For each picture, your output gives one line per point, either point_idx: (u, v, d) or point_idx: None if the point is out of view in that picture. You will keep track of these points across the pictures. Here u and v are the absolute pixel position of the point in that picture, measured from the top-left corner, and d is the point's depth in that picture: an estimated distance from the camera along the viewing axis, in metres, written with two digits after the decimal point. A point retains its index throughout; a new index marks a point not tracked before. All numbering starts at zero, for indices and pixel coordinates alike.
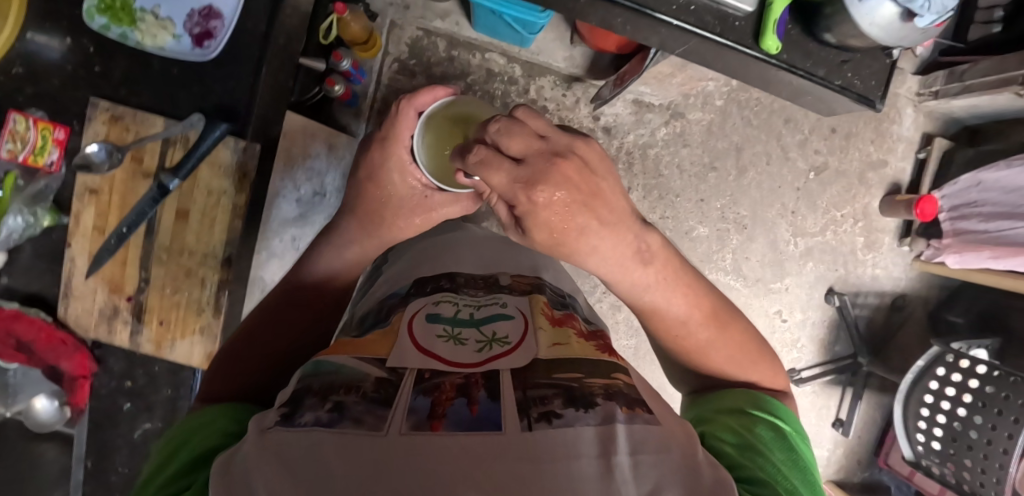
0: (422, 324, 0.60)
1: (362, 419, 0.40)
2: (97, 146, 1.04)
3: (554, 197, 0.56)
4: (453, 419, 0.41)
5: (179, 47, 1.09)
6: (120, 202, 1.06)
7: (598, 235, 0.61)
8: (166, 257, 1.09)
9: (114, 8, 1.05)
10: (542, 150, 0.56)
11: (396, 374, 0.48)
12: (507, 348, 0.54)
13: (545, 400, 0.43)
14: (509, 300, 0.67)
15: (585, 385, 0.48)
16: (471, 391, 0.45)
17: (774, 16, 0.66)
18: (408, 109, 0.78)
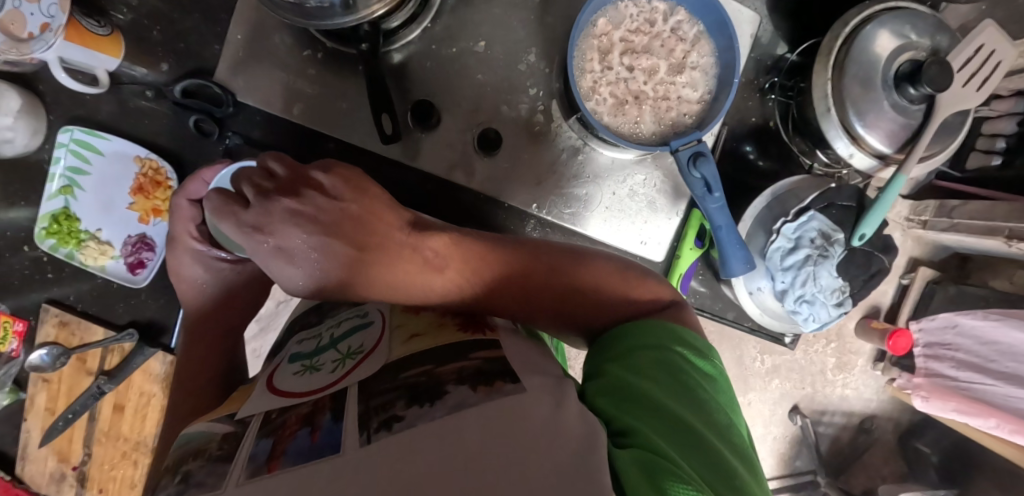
0: (283, 370, 0.53)
1: (204, 481, 0.36)
2: (40, 352, 0.71)
3: (298, 236, 0.50)
4: (291, 454, 0.36)
5: (122, 274, 0.70)
6: (69, 394, 0.74)
7: (374, 264, 0.51)
8: (104, 441, 0.75)
9: (58, 228, 0.68)
10: (276, 193, 0.51)
11: (242, 424, 0.44)
12: (359, 360, 0.47)
13: (387, 406, 0.38)
14: (371, 306, 0.56)
15: (435, 376, 0.41)
16: (314, 418, 0.40)
17: (680, 271, 0.68)
18: (178, 199, 0.61)
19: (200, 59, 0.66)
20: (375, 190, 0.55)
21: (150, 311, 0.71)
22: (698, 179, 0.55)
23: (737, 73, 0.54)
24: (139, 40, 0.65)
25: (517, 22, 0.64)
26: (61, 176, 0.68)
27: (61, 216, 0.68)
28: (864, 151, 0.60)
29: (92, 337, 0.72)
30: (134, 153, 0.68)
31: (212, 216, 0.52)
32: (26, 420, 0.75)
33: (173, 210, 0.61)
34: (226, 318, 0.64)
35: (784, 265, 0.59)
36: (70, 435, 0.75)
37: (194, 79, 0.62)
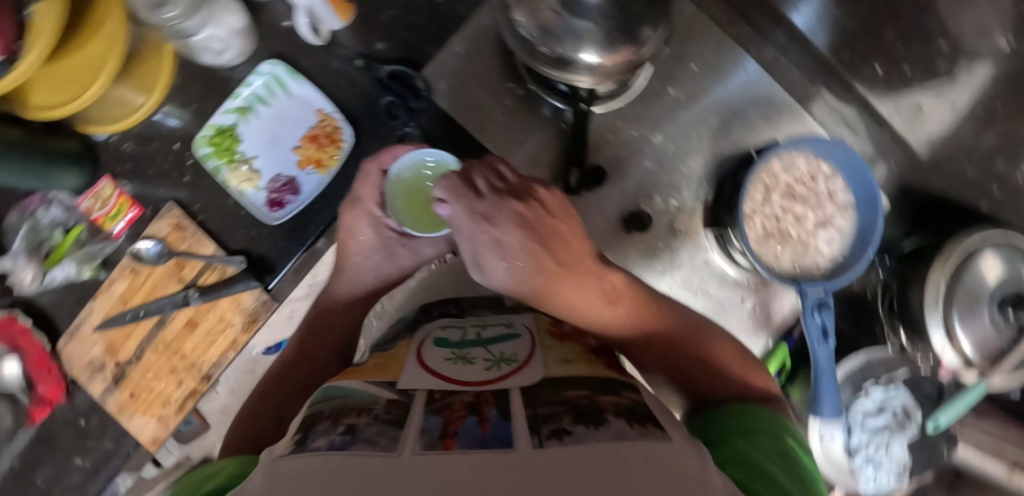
0: (431, 349, 0.56)
1: (374, 440, 0.39)
2: (150, 244, 0.74)
3: (512, 238, 0.51)
4: (462, 438, 0.38)
5: (257, 205, 0.73)
6: (150, 292, 0.75)
7: (564, 285, 0.51)
8: (161, 349, 0.75)
9: (220, 141, 0.73)
10: (505, 190, 0.54)
11: (409, 395, 0.46)
12: (517, 366, 0.49)
13: (555, 417, 0.40)
14: (516, 320, 0.60)
15: (597, 402, 0.42)
16: (482, 409, 0.42)
17: None
18: (371, 167, 0.68)
19: (408, 54, 0.74)
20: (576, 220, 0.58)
21: (261, 246, 0.75)
22: (817, 324, 0.61)
23: (877, 240, 0.61)
24: (370, 24, 0.73)
25: (687, 130, 0.73)
26: (245, 98, 0.73)
27: (228, 133, 0.73)
28: (955, 351, 0.66)
29: (200, 250, 0.74)
30: (318, 107, 0.73)
31: (444, 190, 0.55)
32: (96, 300, 0.76)
33: (363, 174, 0.68)
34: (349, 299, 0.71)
35: (865, 426, 0.71)
36: (129, 331, 0.76)
37: (408, 72, 0.70)
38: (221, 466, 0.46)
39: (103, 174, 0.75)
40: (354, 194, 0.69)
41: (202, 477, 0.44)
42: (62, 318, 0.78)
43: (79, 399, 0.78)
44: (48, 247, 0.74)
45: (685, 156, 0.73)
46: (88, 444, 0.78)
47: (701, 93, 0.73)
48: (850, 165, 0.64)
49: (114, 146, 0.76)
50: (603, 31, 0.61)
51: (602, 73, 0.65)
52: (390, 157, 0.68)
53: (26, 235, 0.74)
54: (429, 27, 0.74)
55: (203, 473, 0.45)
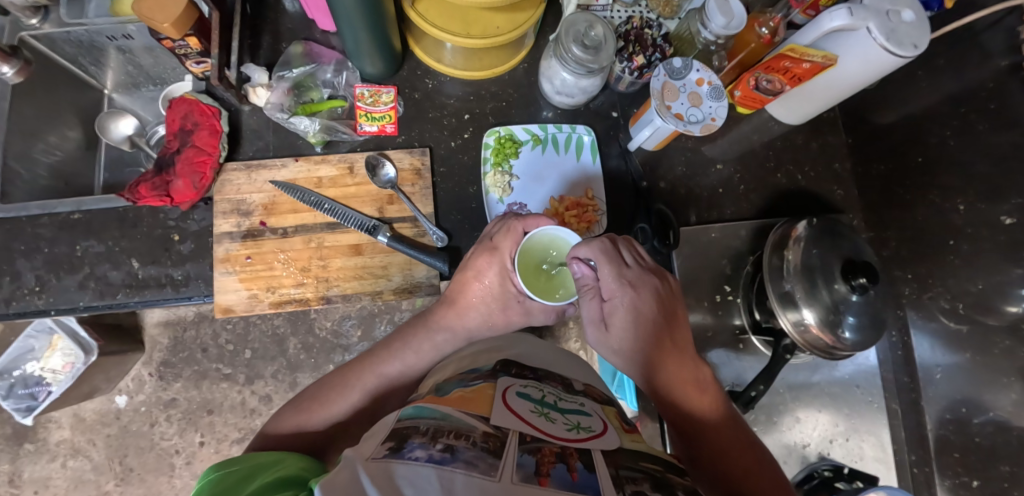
0: (515, 398, 0.51)
1: (474, 462, 0.38)
2: (390, 171, 0.75)
3: (647, 309, 0.58)
4: (559, 482, 0.38)
5: (493, 211, 0.77)
6: (348, 197, 0.75)
7: (664, 354, 0.58)
8: (313, 244, 0.73)
9: (503, 144, 0.79)
10: (646, 269, 0.61)
11: (501, 431, 0.43)
12: (596, 435, 0.48)
13: (636, 481, 0.41)
14: (589, 403, 0.56)
15: (668, 479, 0.44)
16: (567, 458, 0.42)
17: None
18: (516, 225, 0.67)
19: (671, 206, 0.85)
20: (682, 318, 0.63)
21: (462, 238, 0.77)
22: None
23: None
24: (663, 166, 0.85)
25: (808, 417, 0.81)
26: (543, 133, 0.81)
27: (514, 144, 0.79)
28: None
29: (417, 202, 0.76)
30: (590, 187, 0.81)
31: (595, 249, 0.59)
32: (300, 162, 0.74)
33: (507, 228, 0.67)
34: (427, 337, 0.70)
35: None
36: (299, 209, 0.73)
37: (672, 220, 0.77)
38: (278, 457, 0.52)
39: (392, 84, 0.79)
40: (494, 242, 0.69)
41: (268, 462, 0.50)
42: (249, 146, 0.75)
43: (193, 219, 0.73)
44: (304, 98, 0.76)
45: (794, 434, 0.80)
46: (161, 259, 0.72)
47: (838, 398, 0.81)
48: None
49: (419, 74, 0.81)
50: (832, 311, 0.72)
51: (803, 334, 0.74)
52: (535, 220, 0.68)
53: (300, 74, 0.76)
54: (698, 201, 0.85)
55: (265, 459, 0.50)
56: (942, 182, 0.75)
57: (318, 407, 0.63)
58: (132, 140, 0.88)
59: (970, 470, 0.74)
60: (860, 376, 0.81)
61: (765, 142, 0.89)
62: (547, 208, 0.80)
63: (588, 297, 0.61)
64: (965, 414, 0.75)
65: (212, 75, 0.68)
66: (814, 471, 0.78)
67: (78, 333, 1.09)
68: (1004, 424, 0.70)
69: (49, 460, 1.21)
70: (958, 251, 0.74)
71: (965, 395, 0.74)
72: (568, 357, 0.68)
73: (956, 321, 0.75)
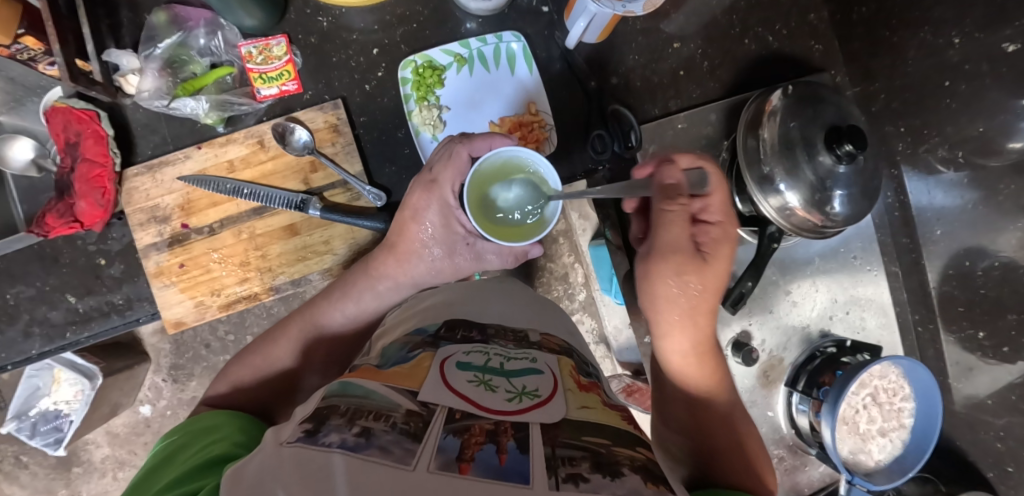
0: (453, 367, 0.49)
1: (388, 449, 0.36)
2: (302, 133, 0.67)
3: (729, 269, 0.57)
4: (482, 466, 0.35)
5: (428, 152, 0.69)
6: (266, 175, 0.67)
7: (703, 317, 0.55)
8: (244, 235, 0.67)
9: (422, 74, 0.69)
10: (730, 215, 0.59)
11: (428, 410, 0.41)
12: (540, 402, 0.45)
13: (574, 461, 0.37)
14: (540, 359, 0.54)
15: (612, 453, 0.41)
16: (499, 439, 0.39)
17: None
18: (460, 150, 0.62)
19: (627, 103, 0.76)
20: None
21: (403, 192, 0.71)
22: None
23: (927, 460, 0.69)
24: (613, 60, 0.75)
25: (805, 298, 0.78)
26: (467, 50, 0.71)
27: (435, 71, 0.69)
28: None
29: (342, 163, 0.69)
30: (532, 101, 0.72)
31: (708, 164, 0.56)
32: (200, 149, 0.66)
33: (450, 155, 0.62)
34: (362, 282, 0.66)
35: None
36: (219, 201, 0.67)
37: (631, 119, 0.68)
38: (218, 424, 0.53)
39: (281, 32, 0.68)
40: (434, 175, 0.63)
41: (206, 429, 0.52)
42: (148, 144, 0.67)
43: (113, 238, 0.67)
44: (184, 74, 0.66)
45: (787, 316, 0.78)
46: (95, 287, 0.66)
47: (834, 273, 0.78)
48: (925, 391, 0.70)
49: (309, 13, 0.69)
50: (816, 186, 0.65)
51: (789, 218, 0.68)
52: (485, 144, 0.63)
53: (169, 47, 0.65)
54: (657, 91, 0.76)
55: (205, 427, 0.53)
56: (929, 13, 0.65)
57: (262, 363, 0.64)
58: (38, 164, 0.77)
59: (977, 323, 0.70)
60: (856, 246, 0.77)
61: (726, 3, 0.76)
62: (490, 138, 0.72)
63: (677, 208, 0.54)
64: (969, 268, 0.69)
65: (61, 74, 0.58)
66: (816, 351, 0.77)
67: (76, 362, 0.98)
68: (1012, 265, 0.65)
69: (100, 477, 1.13)
70: (955, 94, 0.65)
71: (967, 246, 0.69)
72: (514, 300, 0.66)
73: (955, 171, 0.68)
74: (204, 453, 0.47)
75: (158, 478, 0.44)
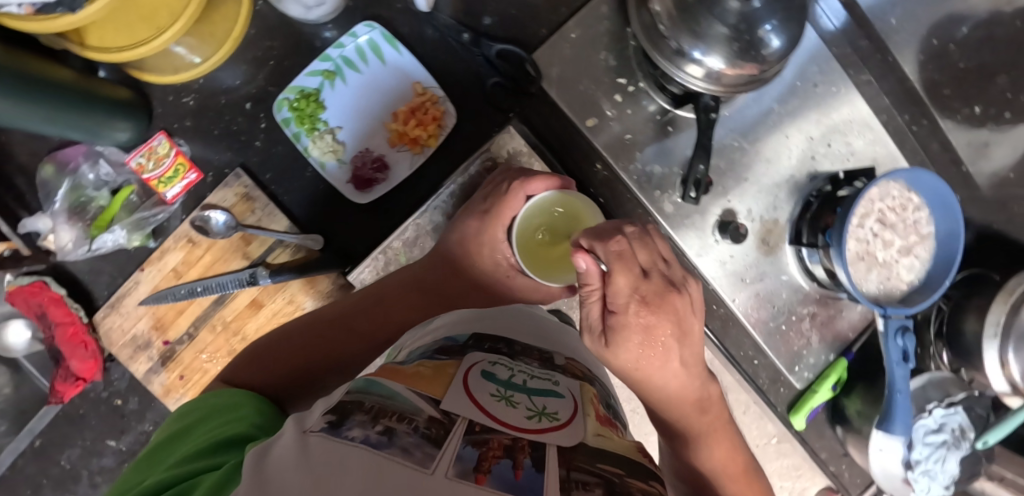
0: (479, 378, 0.45)
1: (410, 451, 0.31)
2: (220, 214, 0.67)
3: (663, 328, 0.49)
4: (499, 480, 0.31)
5: (339, 179, 0.67)
6: (210, 267, 0.68)
7: (673, 374, 0.52)
8: (217, 327, 0.68)
9: (301, 106, 0.67)
10: (662, 280, 0.50)
11: (449, 418, 0.37)
12: (558, 425, 0.41)
13: (589, 487, 0.34)
14: (563, 382, 0.50)
15: (627, 482, 0.37)
16: (516, 454, 0.35)
17: (811, 403, 0.75)
18: (517, 190, 0.61)
19: (512, 36, 0.70)
20: (693, 319, 0.53)
21: (337, 223, 0.69)
22: (897, 346, 0.66)
23: (961, 258, 0.66)
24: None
25: (778, 149, 0.72)
26: (332, 60, 0.67)
27: (311, 97, 0.67)
28: (1005, 373, 0.70)
29: (271, 225, 0.68)
30: (416, 79, 0.68)
31: (610, 249, 0.48)
32: (144, 271, 0.68)
33: (509, 194, 0.60)
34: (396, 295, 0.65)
35: (925, 439, 0.68)
36: (183, 307, 0.69)
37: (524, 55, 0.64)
38: (237, 400, 0.50)
39: (158, 130, 0.68)
40: (485, 205, 0.62)
41: (227, 405, 0.47)
42: (102, 286, 0.70)
43: (116, 378, 0.72)
44: (92, 211, 0.67)
45: (773, 173, 0.72)
46: (127, 424, 0.72)
47: (799, 109, 0.71)
48: (939, 196, 0.66)
49: (172, 100, 0.68)
50: (736, 33, 0.58)
51: (720, 81, 0.62)
52: (543, 183, 0.61)
53: (67, 194, 0.66)
54: (537, 9, 0.70)
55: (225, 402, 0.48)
56: None
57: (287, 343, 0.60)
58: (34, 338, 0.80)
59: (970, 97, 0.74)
60: (813, 71, 0.70)
61: None
62: (389, 139, 0.68)
63: (591, 298, 0.50)
64: (940, 45, 0.74)
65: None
66: (811, 197, 0.71)
67: None
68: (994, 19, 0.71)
69: None
70: None
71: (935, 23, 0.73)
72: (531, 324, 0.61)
73: None
74: (220, 432, 0.43)
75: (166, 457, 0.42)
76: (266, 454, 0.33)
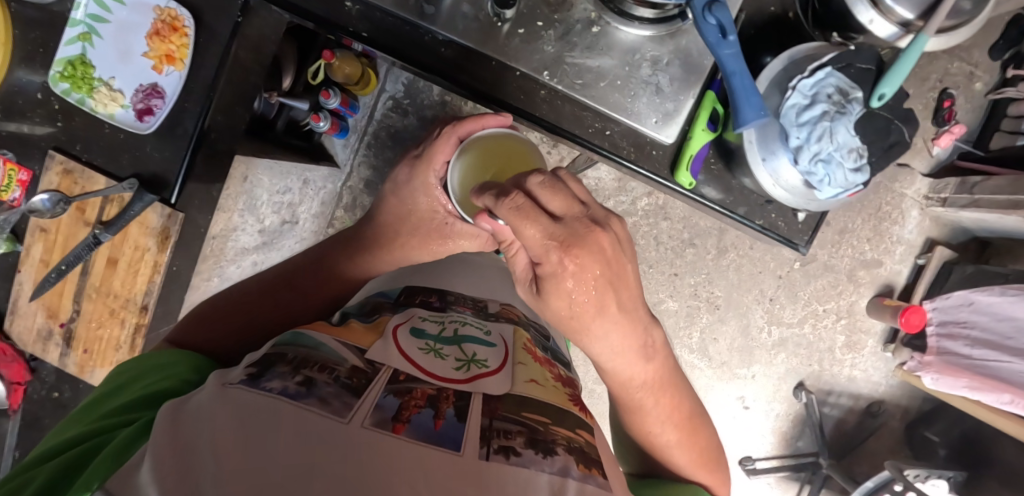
0: (407, 335, 0.61)
1: (328, 401, 0.45)
2: (44, 196, 0.71)
3: (593, 272, 0.54)
4: (420, 427, 0.46)
5: (129, 122, 0.70)
6: (65, 245, 0.74)
7: (616, 327, 0.59)
8: (92, 295, 0.76)
9: (73, 72, 0.69)
10: (582, 217, 0.55)
11: (371, 368, 0.52)
12: (486, 371, 0.59)
13: (507, 435, 0.49)
14: (492, 327, 0.69)
15: (550, 431, 0.52)
16: (438, 405, 0.50)
17: (689, 153, 0.67)
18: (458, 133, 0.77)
19: None
20: (629, 270, 0.58)
21: (150, 167, 0.72)
22: (711, 25, 0.55)
23: None
24: None
25: None
26: (80, 21, 0.68)
27: (77, 61, 0.69)
28: (887, 19, 0.59)
29: (93, 188, 0.71)
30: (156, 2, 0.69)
31: (538, 180, 0.54)
32: (19, 271, 0.75)
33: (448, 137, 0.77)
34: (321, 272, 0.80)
35: (799, 121, 0.60)
36: (61, 289, 0.76)
37: None
38: (178, 358, 0.59)
39: None
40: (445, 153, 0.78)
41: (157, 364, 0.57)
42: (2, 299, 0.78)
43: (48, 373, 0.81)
44: None
45: None
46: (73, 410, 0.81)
47: None
48: None
49: None
50: None
51: None
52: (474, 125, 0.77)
53: None
54: None
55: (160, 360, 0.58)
56: None
57: (240, 309, 0.73)
58: None
59: None
60: None
61: None
62: (155, 66, 0.70)
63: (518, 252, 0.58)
64: None
65: None
66: None
67: None
68: None
69: None
70: None
71: None
72: (460, 269, 0.82)
73: None
74: (153, 385, 0.54)
75: (98, 411, 0.52)
76: (184, 405, 0.44)
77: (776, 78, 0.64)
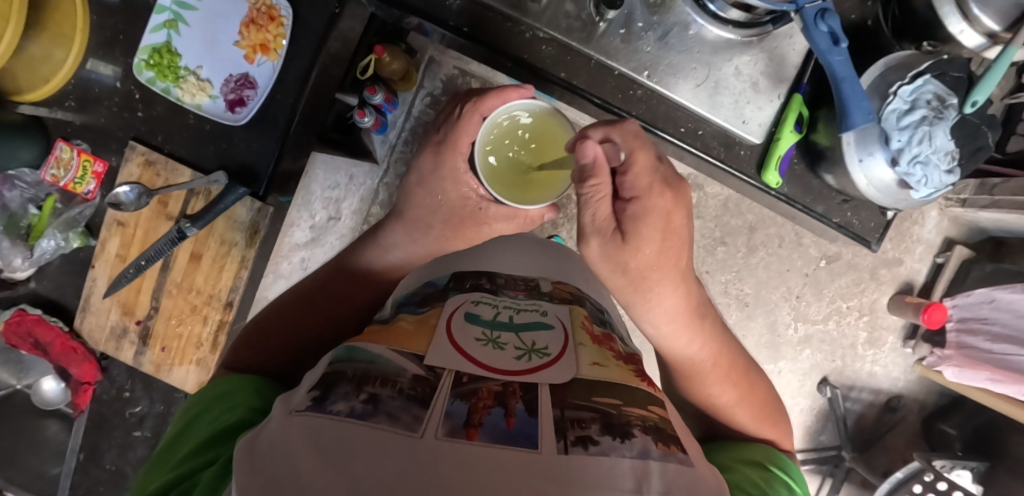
0: (462, 325, 0.54)
1: (397, 415, 0.37)
2: (128, 188, 0.91)
3: (674, 225, 0.56)
4: (488, 430, 0.37)
5: (222, 108, 0.93)
6: (149, 236, 0.93)
7: (669, 285, 0.59)
8: (175, 292, 0.94)
9: (158, 62, 0.91)
10: (664, 181, 0.56)
11: (434, 374, 0.43)
12: (548, 361, 0.49)
13: (582, 423, 0.40)
14: (550, 309, 0.61)
15: (623, 412, 0.44)
16: (507, 401, 0.42)
17: (779, 152, 0.68)
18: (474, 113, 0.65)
19: None
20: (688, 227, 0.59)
21: None
22: (823, 32, 0.57)
23: None
24: None
25: None
26: (171, 15, 0.91)
27: (164, 52, 0.91)
28: (975, 29, 0.59)
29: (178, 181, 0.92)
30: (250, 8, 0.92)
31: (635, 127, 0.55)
32: (98, 263, 0.94)
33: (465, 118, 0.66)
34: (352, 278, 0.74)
35: (900, 126, 0.62)
36: (138, 284, 0.94)
37: None
38: (241, 383, 0.54)
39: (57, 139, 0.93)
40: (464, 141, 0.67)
41: (223, 395, 0.52)
42: None
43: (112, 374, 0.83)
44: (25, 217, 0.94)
45: None
46: None
47: None
48: None
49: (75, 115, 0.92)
50: None
51: None
52: (497, 100, 0.64)
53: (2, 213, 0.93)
54: None
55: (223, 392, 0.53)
56: None
57: (288, 324, 0.69)
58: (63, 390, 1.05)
59: None
60: None
61: None
62: (246, 56, 0.93)
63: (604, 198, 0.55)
64: None
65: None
66: None
67: None
68: None
69: None
70: None
71: None
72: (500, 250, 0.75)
73: None
74: (222, 421, 0.48)
75: (173, 462, 0.47)
76: (256, 439, 0.37)
77: (871, 84, 0.66)
